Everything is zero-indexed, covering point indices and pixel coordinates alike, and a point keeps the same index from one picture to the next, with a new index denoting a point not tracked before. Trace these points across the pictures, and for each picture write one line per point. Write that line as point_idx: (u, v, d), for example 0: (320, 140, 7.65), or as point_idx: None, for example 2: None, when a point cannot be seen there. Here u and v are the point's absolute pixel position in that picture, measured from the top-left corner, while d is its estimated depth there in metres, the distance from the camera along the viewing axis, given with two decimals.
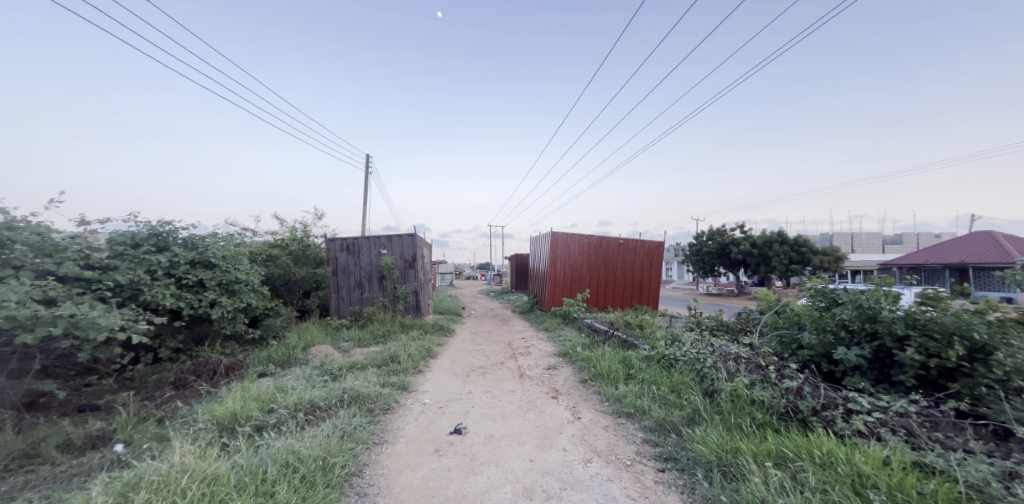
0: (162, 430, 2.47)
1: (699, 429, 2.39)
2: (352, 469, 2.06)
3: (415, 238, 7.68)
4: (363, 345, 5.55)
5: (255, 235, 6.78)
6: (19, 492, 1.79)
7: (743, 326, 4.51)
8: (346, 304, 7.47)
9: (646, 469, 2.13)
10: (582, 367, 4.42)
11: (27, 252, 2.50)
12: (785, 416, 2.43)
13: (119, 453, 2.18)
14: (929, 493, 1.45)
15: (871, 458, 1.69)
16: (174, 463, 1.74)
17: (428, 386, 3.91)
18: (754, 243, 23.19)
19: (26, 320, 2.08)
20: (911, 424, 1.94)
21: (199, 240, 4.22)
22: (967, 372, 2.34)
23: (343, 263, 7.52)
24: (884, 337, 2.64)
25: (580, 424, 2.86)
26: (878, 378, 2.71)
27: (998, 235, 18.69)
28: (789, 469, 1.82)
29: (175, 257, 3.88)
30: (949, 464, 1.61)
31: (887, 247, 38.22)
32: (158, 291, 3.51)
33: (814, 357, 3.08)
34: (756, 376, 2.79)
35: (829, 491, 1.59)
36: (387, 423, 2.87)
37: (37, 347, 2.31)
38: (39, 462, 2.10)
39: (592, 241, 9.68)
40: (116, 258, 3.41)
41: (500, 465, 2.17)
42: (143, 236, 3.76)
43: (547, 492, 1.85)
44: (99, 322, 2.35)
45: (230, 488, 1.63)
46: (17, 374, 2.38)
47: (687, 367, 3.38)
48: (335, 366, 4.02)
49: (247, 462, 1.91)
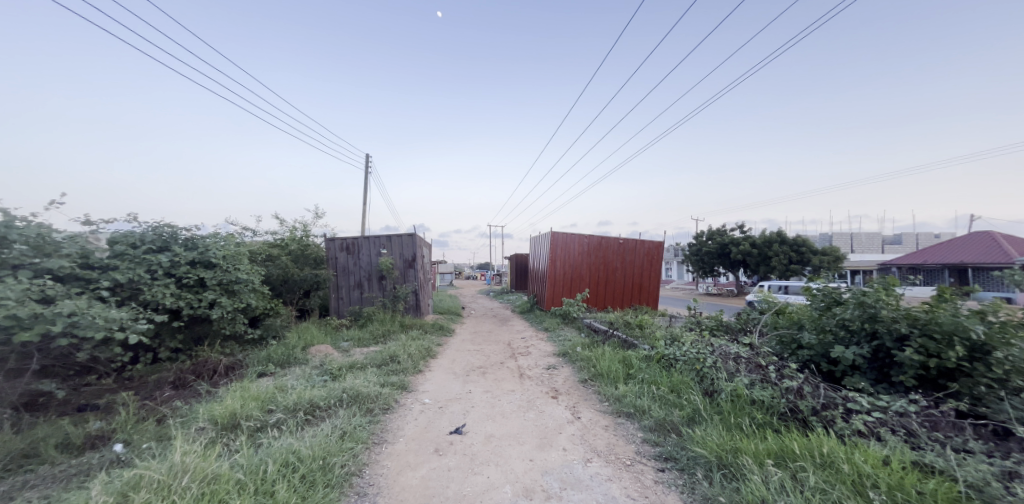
0: (162, 430, 2.47)
1: (699, 429, 2.40)
2: (352, 468, 2.06)
3: (415, 238, 7.68)
4: (363, 344, 5.55)
5: (255, 234, 6.78)
6: (18, 491, 1.78)
7: (743, 326, 4.52)
8: (346, 304, 7.47)
9: (646, 469, 2.13)
10: (582, 367, 4.42)
11: (26, 252, 2.50)
12: (785, 416, 2.43)
13: (119, 453, 2.18)
14: (929, 493, 1.45)
15: (871, 458, 1.69)
16: (174, 463, 1.74)
17: (428, 386, 3.91)
18: (754, 244, 23.21)
19: (24, 319, 2.08)
20: (911, 424, 1.94)
21: (200, 240, 4.22)
22: (967, 372, 2.34)
23: (343, 262, 7.52)
24: (884, 337, 2.64)
25: (580, 424, 2.86)
26: (878, 378, 2.71)
27: (998, 235, 18.67)
28: (789, 469, 1.82)
29: (175, 257, 3.88)
30: (949, 464, 1.61)
31: (887, 247, 38.23)
32: (158, 291, 3.50)
33: (814, 357, 3.07)
34: (756, 376, 2.79)
35: (829, 491, 1.59)
36: (387, 423, 2.87)
37: (36, 346, 2.31)
38: (38, 461, 2.10)
39: (592, 241, 9.68)
40: (116, 258, 3.42)
41: (500, 465, 2.17)
42: (145, 236, 3.77)
43: (547, 492, 1.85)
44: (98, 321, 2.35)
45: (229, 488, 1.62)
46: (15, 374, 2.37)
47: (687, 367, 3.38)
48: (335, 366, 4.02)
49: (247, 461, 1.91)
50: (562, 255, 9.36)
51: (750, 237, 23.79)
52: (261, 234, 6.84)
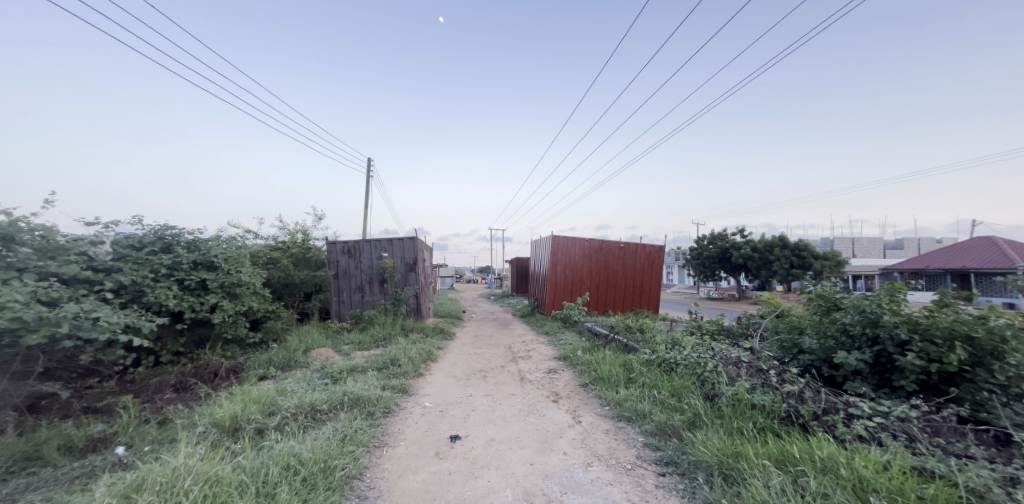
0: (163, 433, 2.48)
1: (700, 434, 2.39)
2: (352, 472, 2.06)
3: (416, 241, 7.68)
4: (363, 348, 5.56)
5: (256, 237, 6.81)
6: (21, 494, 1.79)
7: (743, 331, 4.51)
8: (346, 307, 7.49)
9: (647, 473, 2.13)
10: (582, 371, 4.41)
11: (31, 254, 2.52)
12: (786, 420, 2.43)
13: (121, 455, 2.19)
14: (929, 497, 1.45)
15: (871, 462, 1.70)
16: (177, 465, 1.75)
17: (428, 390, 3.90)
18: (754, 248, 23.21)
19: (31, 322, 2.09)
20: (912, 429, 1.94)
21: (202, 243, 4.24)
22: (968, 377, 2.34)
23: (344, 266, 7.54)
24: (885, 341, 2.65)
25: (580, 428, 2.85)
26: (879, 383, 2.72)
27: (999, 240, 18.62)
28: (790, 473, 1.82)
29: (178, 258, 3.92)
30: (950, 470, 1.61)
31: (889, 251, 38.11)
32: (161, 293, 3.53)
33: (815, 361, 3.07)
34: (757, 381, 2.79)
35: (830, 495, 1.59)
36: (388, 426, 2.87)
37: (41, 348, 2.32)
38: (40, 464, 2.11)
39: (592, 244, 9.71)
40: (120, 259, 3.46)
41: (501, 468, 2.16)
42: (148, 239, 3.80)
43: (547, 496, 1.84)
44: (103, 324, 2.36)
45: (232, 489, 1.63)
46: (19, 376, 2.39)
47: (687, 371, 3.38)
48: (336, 370, 4.03)
49: (249, 464, 1.92)
50: (563, 259, 9.37)
51: (750, 241, 23.81)
52: (262, 237, 6.88)
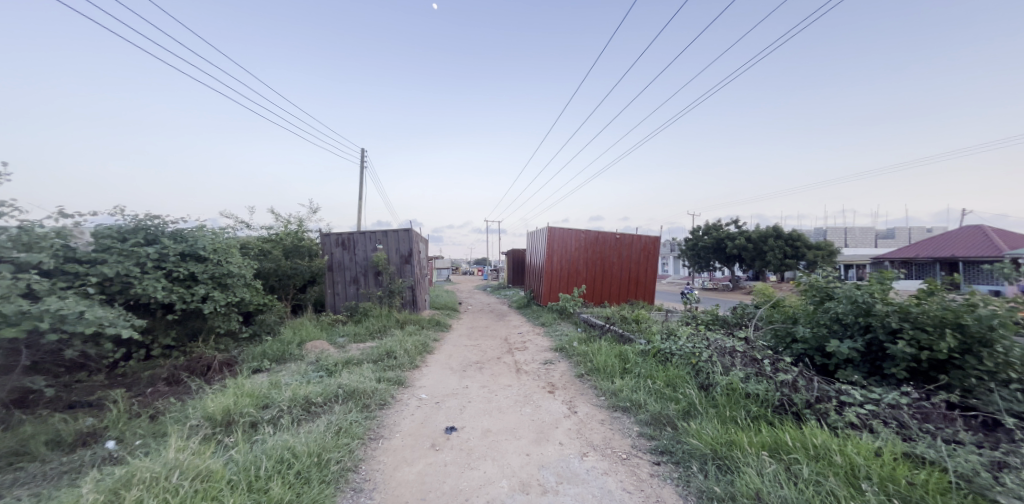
0: (155, 427, 2.45)
1: (694, 423, 2.41)
2: (348, 465, 2.06)
3: (411, 234, 7.57)
4: (359, 340, 5.55)
5: (249, 228, 6.75)
6: (7, 490, 1.76)
7: (738, 321, 4.55)
8: (342, 299, 7.39)
9: (642, 462, 2.14)
10: (579, 361, 4.42)
11: (7, 244, 2.44)
12: (780, 409, 2.45)
13: (111, 450, 2.16)
14: (920, 483, 1.47)
15: (863, 449, 1.71)
16: (168, 460, 1.72)
17: (424, 382, 3.89)
18: (749, 239, 23.38)
19: (11, 316, 2.03)
20: (903, 415, 1.96)
21: (187, 233, 4.11)
22: (958, 364, 2.37)
23: (339, 258, 7.43)
24: (877, 330, 2.65)
25: (577, 419, 2.87)
26: (869, 371, 2.74)
27: (988, 230, 18.86)
28: (784, 461, 1.84)
29: (164, 249, 3.79)
30: (939, 455, 1.63)
31: (881, 242, 38.65)
32: (149, 284, 3.43)
33: (808, 350, 3.10)
34: (751, 370, 2.82)
35: (822, 482, 1.61)
36: (383, 419, 2.86)
37: (24, 342, 2.27)
38: (28, 460, 2.07)
39: (590, 235, 9.70)
40: (104, 252, 3.35)
41: (497, 459, 2.17)
42: (130, 230, 3.68)
43: (543, 486, 1.85)
44: (88, 318, 2.31)
45: (223, 485, 1.60)
46: (3, 370, 2.33)
47: (683, 361, 3.41)
48: (331, 362, 4.00)
49: (243, 458, 1.91)
50: (559, 250, 9.34)
51: (746, 232, 23.95)
52: (255, 229, 6.82)
